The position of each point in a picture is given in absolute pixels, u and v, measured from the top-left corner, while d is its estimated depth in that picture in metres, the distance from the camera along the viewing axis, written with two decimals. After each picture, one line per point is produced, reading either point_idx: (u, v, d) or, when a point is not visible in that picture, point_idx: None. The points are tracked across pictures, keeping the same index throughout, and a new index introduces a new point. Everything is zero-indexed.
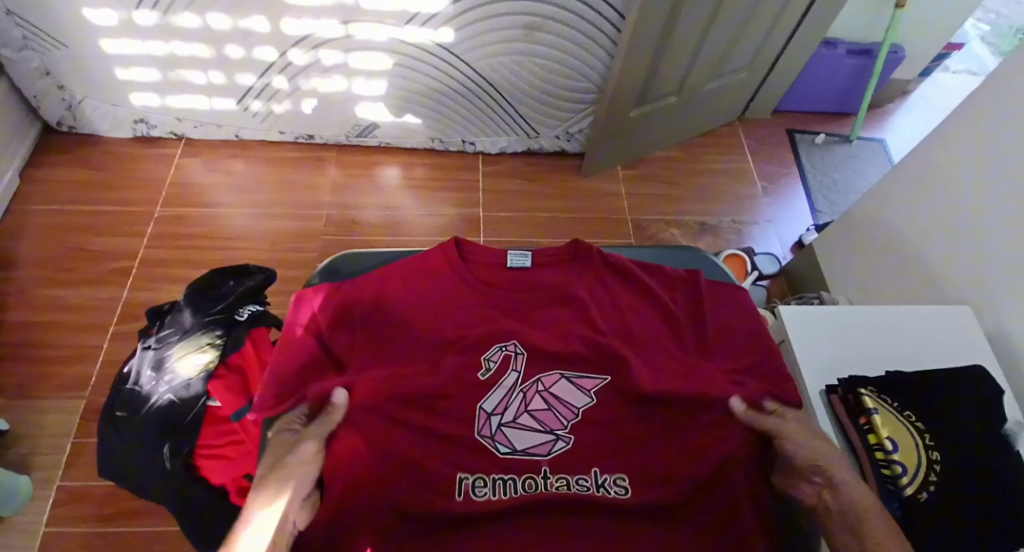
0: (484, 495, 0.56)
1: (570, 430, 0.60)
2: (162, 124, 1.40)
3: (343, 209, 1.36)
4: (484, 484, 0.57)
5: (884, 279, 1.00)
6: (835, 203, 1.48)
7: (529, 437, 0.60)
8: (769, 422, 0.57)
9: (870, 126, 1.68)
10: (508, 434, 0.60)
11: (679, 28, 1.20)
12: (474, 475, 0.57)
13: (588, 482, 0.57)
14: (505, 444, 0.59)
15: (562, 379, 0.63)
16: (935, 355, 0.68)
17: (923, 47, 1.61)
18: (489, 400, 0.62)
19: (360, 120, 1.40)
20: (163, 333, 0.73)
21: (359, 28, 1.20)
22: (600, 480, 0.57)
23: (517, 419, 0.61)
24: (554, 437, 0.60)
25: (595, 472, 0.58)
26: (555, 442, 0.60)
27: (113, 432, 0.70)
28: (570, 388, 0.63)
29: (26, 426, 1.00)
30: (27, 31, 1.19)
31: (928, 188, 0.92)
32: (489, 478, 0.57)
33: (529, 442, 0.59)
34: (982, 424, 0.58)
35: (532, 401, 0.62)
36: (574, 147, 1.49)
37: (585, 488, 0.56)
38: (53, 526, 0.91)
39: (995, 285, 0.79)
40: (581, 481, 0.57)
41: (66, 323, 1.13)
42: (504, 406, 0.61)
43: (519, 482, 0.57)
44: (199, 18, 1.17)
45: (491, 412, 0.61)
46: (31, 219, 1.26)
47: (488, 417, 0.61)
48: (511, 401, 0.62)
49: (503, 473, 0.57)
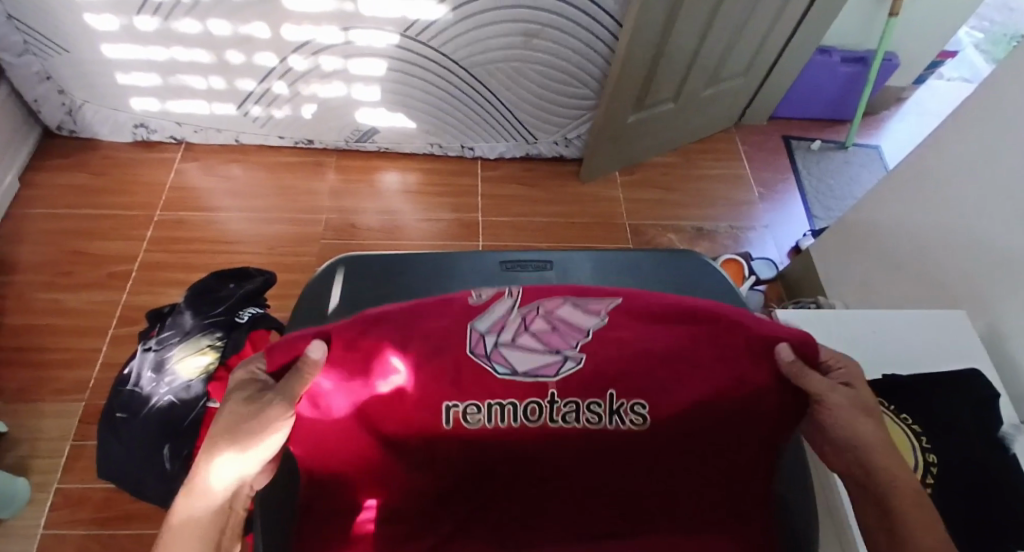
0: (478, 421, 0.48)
1: (579, 349, 0.48)
2: (162, 129, 1.40)
3: (342, 213, 1.36)
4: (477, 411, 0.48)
5: (880, 283, 1.01)
6: (831, 209, 1.49)
7: (532, 359, 0.48)
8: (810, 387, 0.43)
9: (865, 132, 1.69)
10: (506, 353, 0.47)
11: (675, 35, 1.21)
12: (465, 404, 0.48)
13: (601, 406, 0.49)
14: (504, 365, 0.47)
15: (566, 303, 0.50)
16: (932, 359, 0.69)
17: (916, 55, 1.62)
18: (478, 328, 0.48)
19: (360, 125, 1.41)
20: (163, 335, 0.72)
21: (359, 35, 1.21)
22: (614, 406, 0.49)
23: (517, 338, 0.48)
24: (561, 357, 0.48)
25: (610, 396, 0.49)
26: (562, 362, 0.48)
27: (112, 434, 0.71)
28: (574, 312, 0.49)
29: (24, 429, 1.00)
30: (28, 36, 1.20)
31: (922, 193, 0.93)
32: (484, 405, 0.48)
33: (533, 365, 0.48)
34: (979, 424, 0.59)
35: (533, 322, 0.49)
36: (572, 152, 1.50)
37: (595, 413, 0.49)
38: (49, 530, 0.91)
39: (989, 289, 0.79)
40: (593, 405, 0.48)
41: (64, 327, 1.13)
42: (501, 325, 0.48)
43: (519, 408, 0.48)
44: (199, 24, 1.18)
45: (486, 331, 0.47)
46: (30, 223, 1.27)
47: (482, 335, 0.47)
48: (508, 320, 0.49)
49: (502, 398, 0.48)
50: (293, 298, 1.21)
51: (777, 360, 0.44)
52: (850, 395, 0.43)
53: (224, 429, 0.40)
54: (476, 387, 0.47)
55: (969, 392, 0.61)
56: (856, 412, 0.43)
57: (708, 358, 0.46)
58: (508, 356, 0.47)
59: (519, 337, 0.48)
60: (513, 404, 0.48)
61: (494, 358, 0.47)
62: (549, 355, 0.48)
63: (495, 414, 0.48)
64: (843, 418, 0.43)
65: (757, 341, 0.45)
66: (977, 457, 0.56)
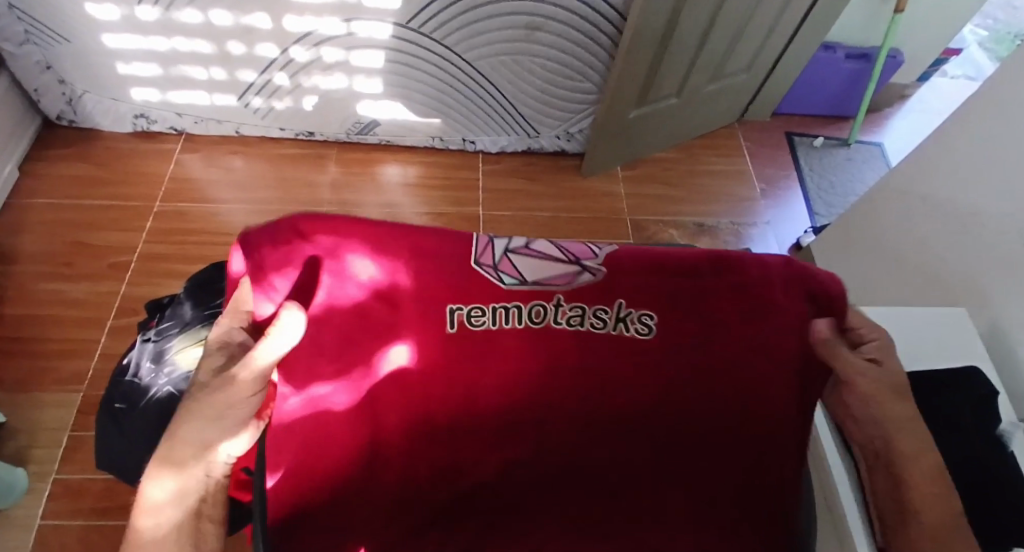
0: (482, 324, 0.46)
1: (599, 262, 0.46)
2: (163, 120, 1.40)
3: (343, 206, 1.36)
4: (481, 314, 0.45)
5: (881, 281, 1.01)
6: (833, 206, 1.49)
7: (542, 267, 0.45)
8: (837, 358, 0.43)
9: (868, 129, 1.69)
10: (515, 262, 0.45)
11: (678, 29, 1.21)
12: (469, 307, 0.45)
13: (608, 316, 0.46)
14: (512, 275, 0.45)
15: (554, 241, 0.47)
16: (933, 356, 0.69)
17: (921, 52, 1.62)
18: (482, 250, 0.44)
19: (361, 117, 1.40)
20: (163, 325, 0.73)
21: (361, 26, 1.20)
22: (621, 315, 0.46)
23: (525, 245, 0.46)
24: (577, 269, 0.45)
25: (619, 305, 0.46)
26: (578, 274, 0.45)
27: (112, 423, 0.71)
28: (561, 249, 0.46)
29: (24, 419, 1.00)
30: (28, 25, 1.19)
31: (926, 191, 0.92)
32: (488, 308, 0.45)
33: (544, 273, 0.45)
34: (979, 420, 0.59)
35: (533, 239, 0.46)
36: (574, 147, 1.50)
37: (602, 323, 0.47)
38: (49, 519, 0.91)
39: (990, 287, 0.79)
40: (599, 313, 0.46)
41: (64, 317, 1.13)
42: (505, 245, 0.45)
43: (524, 312, 0.46)
44: (201, 14, 1.18)
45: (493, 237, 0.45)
46: (30, 213, 1.26)
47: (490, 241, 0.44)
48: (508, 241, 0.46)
49: (505, 301, 0.45)
50: None
51: (815, 333, 0.43)
52: (880, 377, 0.44)
53: (197, 396, 0.39)
54: (479, 296, 0.44)
55: (969, 389, 0.61)
56: (882, 393, 0.43)
57: (730, 323, 0.45)
58: (514, 268, 0.45)
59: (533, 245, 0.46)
60: (518, 307, 0.46)
61: (502, 269, 0.45)
62: (567, 265, 0.45)
63: (502, 316, 0.46)
64: (873, 404, 0.43)
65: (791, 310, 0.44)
66: (977, 452, 0.56)
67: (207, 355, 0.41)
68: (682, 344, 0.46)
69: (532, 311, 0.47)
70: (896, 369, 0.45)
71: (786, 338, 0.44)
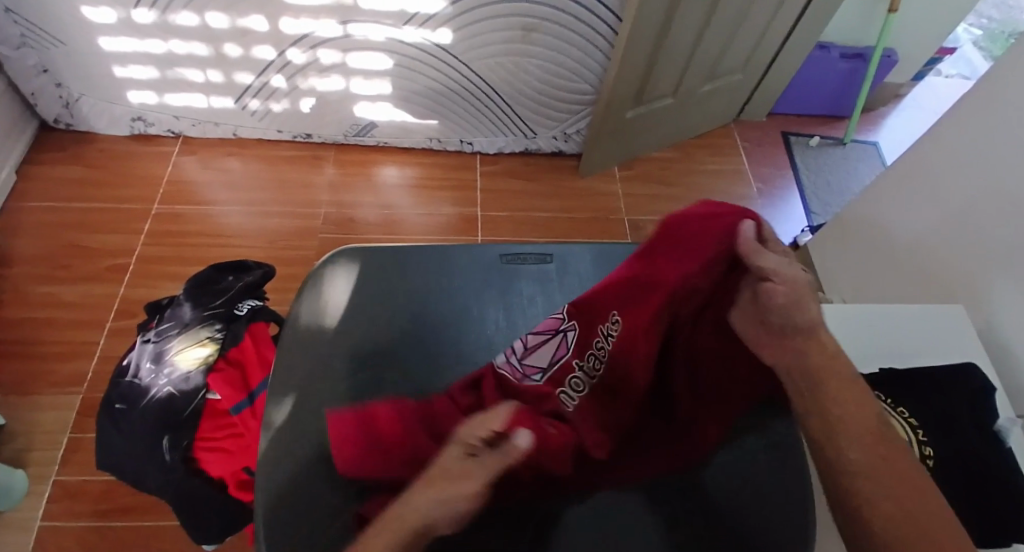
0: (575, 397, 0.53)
1: (568, 320, 0.57)
2: (160, 122, 1.40)
3: (340, 207, 1.36)
4: (569, 393, 0.53)
5: (877, 279, 1.01)
6: (829, 205, 1.49)
7: (546, 350, 0.56)
8: (764, 262, 0.46)
9: (863, 128, 1.70)
10: (530, 363, 0.56)
11: (674, 30, 1.21)
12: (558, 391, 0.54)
13: (609, 329, 0.54)
14: (536, 370, 0.55)
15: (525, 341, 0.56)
16: (927, 354, 0.69)
17: (914, 51, 1.63)
18: (536, 357, 0.56)
19: (359, 119, 1.40)
20: (163, 327, 0.72)
21: (358, 28, 1.20)
22: (608, 329, 0.54)
23: (526, 350, 0.56)
24: (561, 333, 0.57)
25: (609, 321, 0.54)
26: (565, 335, 0.57)
27: (110, 422, 0.70)
28: (541, 343, 0.56)
29: (20, 422, 1.00)
30: (24, 28, 1.19)
31: (919, 191, 0.93)
32: (567, 386, 0.54)
33: (549, 355, 0.56)
34: (975, 416, 0.59)
35: (576, 375, 0.54)
36: (571, 148, 1.50)
37: (611, 332, 0.53)
38: (48, 523, 0.91)
39: (984, 283, 0.80)
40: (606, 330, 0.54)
41: (61, 320, 1.12)
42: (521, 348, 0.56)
43: (576, 382, 0.54)
44: (197, 17, 1.18)
45: (505, 357, 0.56)
46: (27, 216, 1.26)
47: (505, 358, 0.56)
48: (546, 350, 0.56)
49: (558, 385, 0.54)
50: (292, 292, 1.21)
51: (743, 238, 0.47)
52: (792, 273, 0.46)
53: (429, 479, 0.38)
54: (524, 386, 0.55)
55: (963, 388, 0.61)
56: (799, 290, 0.45)
57: (698, 255, 0.49)
58: (536, 365, 0.55)
59: (525, 347, 0.56)
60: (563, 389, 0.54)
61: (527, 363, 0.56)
62: (551, 336, 0.57)
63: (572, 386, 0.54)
64: (793, 305, 0.44)
65: (722, 239, 0.49)
66: (975, 451, 0.56)
67: (462, 436, 0.40)
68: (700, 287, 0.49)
69: (571, 379, 0.54)
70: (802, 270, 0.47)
71: (719, 252, 0.48)
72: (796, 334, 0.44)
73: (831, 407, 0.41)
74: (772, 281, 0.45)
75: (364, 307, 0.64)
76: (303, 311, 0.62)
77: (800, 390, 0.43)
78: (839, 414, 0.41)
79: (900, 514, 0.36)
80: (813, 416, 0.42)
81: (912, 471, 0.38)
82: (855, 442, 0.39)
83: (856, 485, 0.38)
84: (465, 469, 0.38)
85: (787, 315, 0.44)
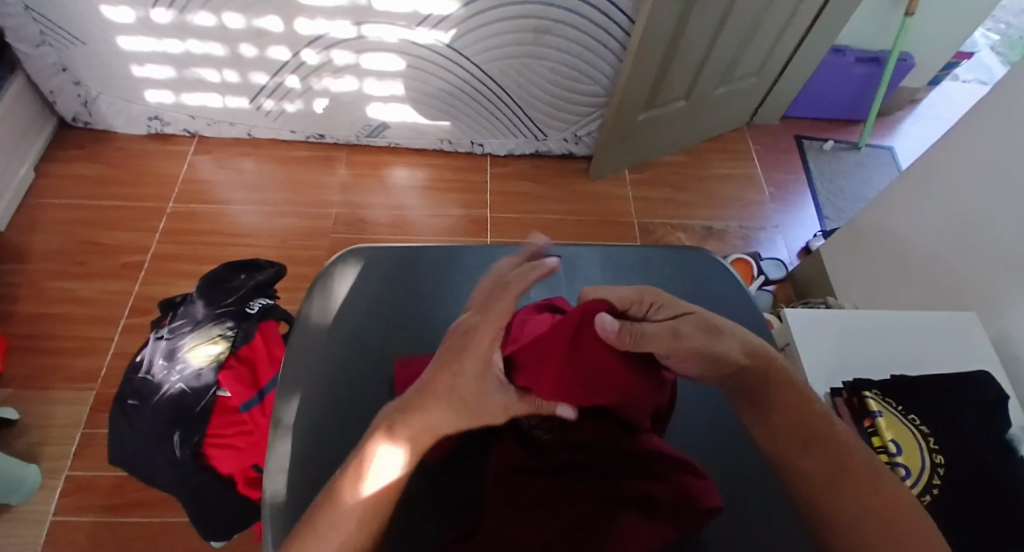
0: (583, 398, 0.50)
1: None
2: (175, 121, 1.42)
3: (351, 208, 1.37)
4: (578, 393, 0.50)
5: (890, 286, 1.00)
6: (842, 210, 1.48)
7: None
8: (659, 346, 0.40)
9: (878, 133, 1.68)
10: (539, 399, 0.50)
11: (687, 33, 1.21)
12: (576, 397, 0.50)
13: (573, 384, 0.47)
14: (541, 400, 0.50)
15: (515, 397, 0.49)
16: (940, 363, 0.68)
17: (932, 55, 1.60)
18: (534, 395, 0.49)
19: (371, 120, 1.41)
20: (176, 324, 0.72)
21: (371, 29, 1.21)
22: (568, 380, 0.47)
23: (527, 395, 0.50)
24: None
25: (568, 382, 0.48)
26: None
27: (123, 418, 0.71)
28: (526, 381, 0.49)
29: (35, 415, 1.02)
30: (46, 28, 1.22)
31: (935, 198, 0.92)
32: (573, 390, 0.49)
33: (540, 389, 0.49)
34: (989, 425, 0.58)
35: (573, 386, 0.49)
36: (581, 150, 1.50)
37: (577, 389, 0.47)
38: (61, 515, 0.92)
39: (1002, 293, 0.79)
40: None
41: (77, 315, 1.14)
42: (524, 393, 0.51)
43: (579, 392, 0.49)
44: (214, 17, 1.19)
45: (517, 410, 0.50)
46: (45, 213, 1.28)
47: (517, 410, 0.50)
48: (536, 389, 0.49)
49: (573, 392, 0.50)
50: (301, 291, 1.22)
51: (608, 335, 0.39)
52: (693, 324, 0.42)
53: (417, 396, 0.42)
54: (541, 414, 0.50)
55: (978, 395, 0.60)
56: (708, 346, 0.42)
57: (588, 359, 0.41)
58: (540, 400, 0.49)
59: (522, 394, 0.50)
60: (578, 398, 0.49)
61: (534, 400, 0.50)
62: None
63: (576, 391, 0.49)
64: (712, 359, 0.42)
65: (588, 336, 0.40)
66: (988, 462, 0.55)
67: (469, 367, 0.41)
68: (637, 377, 0.43)
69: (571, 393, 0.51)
70: (682, 304, 0.44)
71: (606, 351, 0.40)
72: (725, 375, 0.44)
73: (772, 413, 0.43)
74: (676, 360, 0.41)
75: (370, 309, 0.64)
76: (314, 309, 0.63)
77: (756, 406, 0.44)
78: (776, 417, 0.43)
79: (849, 514, 0.39)
80: (762, 431, 0.44)
81: (869, 476, 0.40)
82: (803, 446, 0.42)
83: (810, 493, 0.41)
84: (470, 404, 0.41)
85: (711, 368, 0.43)
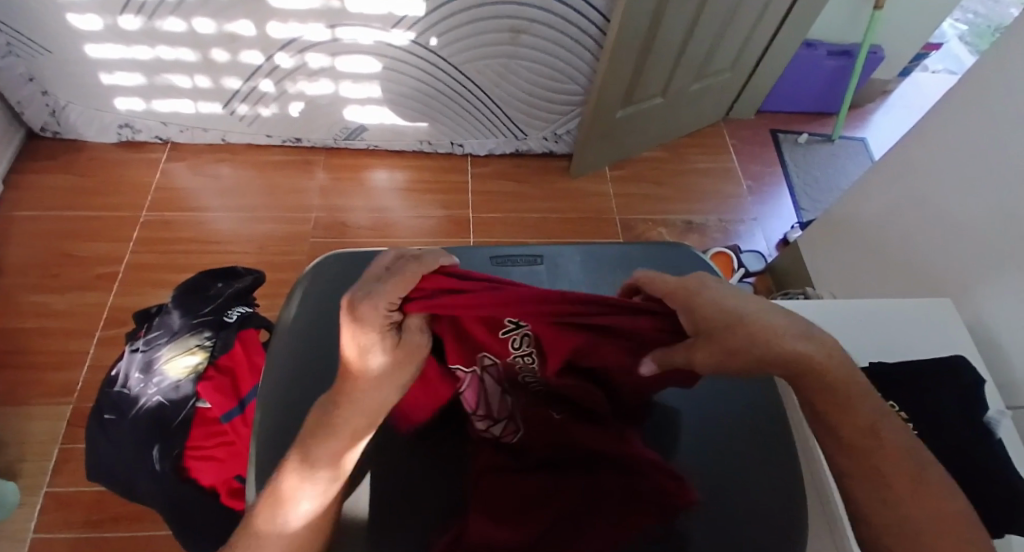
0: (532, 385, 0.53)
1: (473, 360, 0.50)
2: (148, 129, 1.39)
3: (332, 211, 1.35)
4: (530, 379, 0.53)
5: (867, 275, 1.02)
6: (818, 201, 1.50)
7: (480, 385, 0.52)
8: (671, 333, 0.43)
9: (852, 125, 1.71)
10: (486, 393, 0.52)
11: (662, 30, 1.22)
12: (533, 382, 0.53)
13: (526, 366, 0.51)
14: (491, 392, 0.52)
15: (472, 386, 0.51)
16: (916, 349, 0.70)
17: (901, 47, 1.64)
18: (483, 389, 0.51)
19: (349, 123, 1.40)
20: (152, 335, 0.71)
21: (346, 32, 1.20)
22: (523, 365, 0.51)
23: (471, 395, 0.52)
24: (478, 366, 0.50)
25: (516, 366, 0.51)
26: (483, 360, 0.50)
27: (100, 433, 0.69)
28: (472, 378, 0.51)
29: (10, 433, 0.99)
30: (10, 36, 1.18)
31: (907, 188, 0.94)
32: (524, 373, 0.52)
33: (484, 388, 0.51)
34: (965, 409, 0.59)
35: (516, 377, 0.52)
36: (562, 148, 1.51)
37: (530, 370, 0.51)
38: (42, 535, 0.90)
39: (973, 278, 0.81)
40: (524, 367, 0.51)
41: (52, 329, 1.11)
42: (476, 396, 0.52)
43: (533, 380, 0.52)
44: (184, 23, 1.17)
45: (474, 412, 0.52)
46: (14, 225, 1.25)
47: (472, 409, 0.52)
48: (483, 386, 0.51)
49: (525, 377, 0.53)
50: (283, 297, 1.20)
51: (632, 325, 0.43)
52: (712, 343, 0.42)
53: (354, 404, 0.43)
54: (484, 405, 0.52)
55: (953, 379, 0.62)
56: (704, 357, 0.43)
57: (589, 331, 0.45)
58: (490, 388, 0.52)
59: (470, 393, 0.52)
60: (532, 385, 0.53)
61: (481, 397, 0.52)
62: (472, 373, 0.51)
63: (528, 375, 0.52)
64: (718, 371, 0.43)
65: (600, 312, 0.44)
66: (965, 445, 0.56)
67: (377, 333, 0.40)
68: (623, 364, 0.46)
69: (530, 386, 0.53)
70: (710, 307, 0.40)
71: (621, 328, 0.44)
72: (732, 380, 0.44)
73: (833, 421, 0.40)
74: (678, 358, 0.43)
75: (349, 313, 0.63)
76: (292, 313, 0.63)
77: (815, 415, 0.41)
78: (836, 424, 0.40)
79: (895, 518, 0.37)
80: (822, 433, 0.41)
81: (922, 487, 0.37)
82: (860, 449, 0.39)
83: (857, 496, 0.39)
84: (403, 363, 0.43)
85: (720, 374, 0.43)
